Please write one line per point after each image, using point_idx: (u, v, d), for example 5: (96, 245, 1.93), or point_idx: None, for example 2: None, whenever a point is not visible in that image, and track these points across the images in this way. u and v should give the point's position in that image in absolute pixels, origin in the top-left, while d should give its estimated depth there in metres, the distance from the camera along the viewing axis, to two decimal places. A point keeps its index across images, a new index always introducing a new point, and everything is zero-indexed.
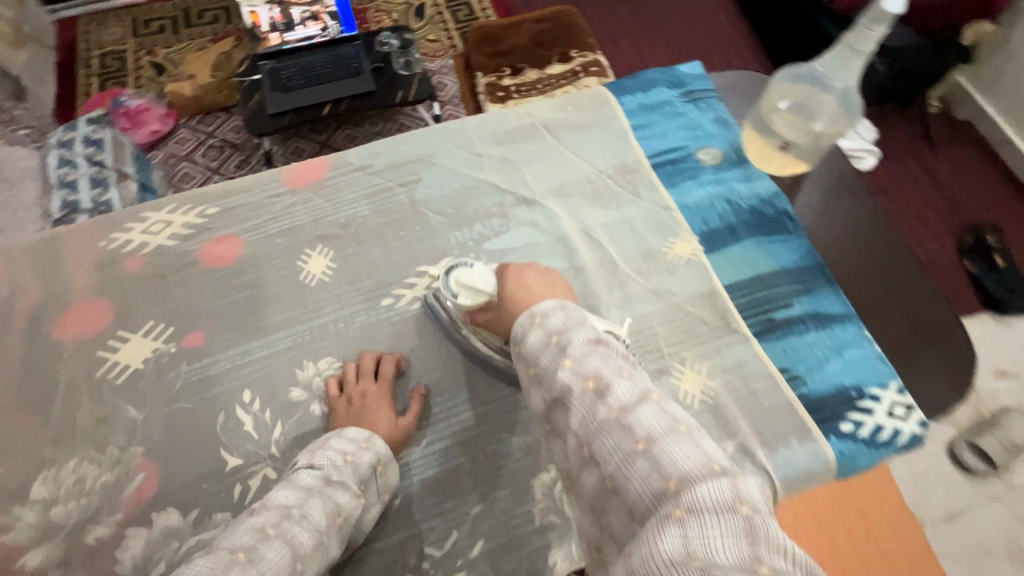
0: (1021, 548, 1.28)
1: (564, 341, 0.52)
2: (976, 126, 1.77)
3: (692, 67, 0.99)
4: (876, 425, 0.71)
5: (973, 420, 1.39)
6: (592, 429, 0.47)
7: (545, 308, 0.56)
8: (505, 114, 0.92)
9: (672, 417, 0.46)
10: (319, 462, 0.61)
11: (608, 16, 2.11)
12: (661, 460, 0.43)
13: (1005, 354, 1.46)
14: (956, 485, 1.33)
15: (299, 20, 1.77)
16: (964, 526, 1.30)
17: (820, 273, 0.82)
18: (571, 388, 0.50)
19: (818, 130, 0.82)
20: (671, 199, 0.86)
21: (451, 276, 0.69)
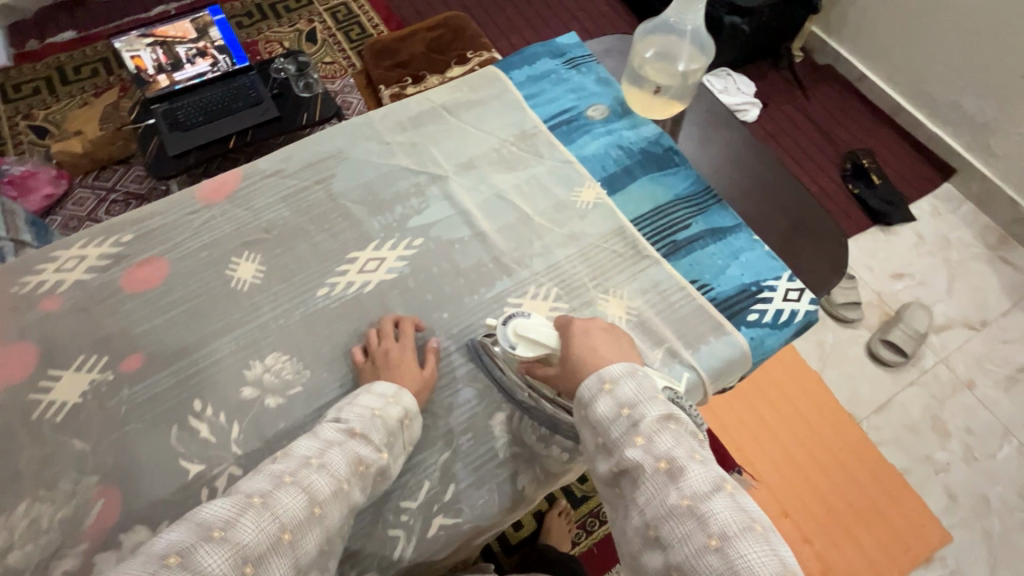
0: (941, 421, 1.45)
1: (635, 413, 0.56)
2: (835, 67, 2.00)
3: (569, 38, 1.08)
4: (777, 309, 0.82)
5: (882, 321, 1.57)
6: (662, 514, 0.51)
7: (614, 372, 0.60)
8: (405, 103, 0.97)
9: (747, 515, 0.50)
10: (346, 418, 0.64)
11: (496, 16, 2.21)
12: (734, 561, 0.46)
13: (895, 260, 1.67)
14: (876, 375, 1.50)
15: (186, 58, 1.69)
16: (893, 412, 1.46)
17: (709, 195, 0.92)
18: (640, 466, 0.54)
19: (682, 71, 0.94)
20: (571, 154, 0.95)
21: (509, 327, 0.70)
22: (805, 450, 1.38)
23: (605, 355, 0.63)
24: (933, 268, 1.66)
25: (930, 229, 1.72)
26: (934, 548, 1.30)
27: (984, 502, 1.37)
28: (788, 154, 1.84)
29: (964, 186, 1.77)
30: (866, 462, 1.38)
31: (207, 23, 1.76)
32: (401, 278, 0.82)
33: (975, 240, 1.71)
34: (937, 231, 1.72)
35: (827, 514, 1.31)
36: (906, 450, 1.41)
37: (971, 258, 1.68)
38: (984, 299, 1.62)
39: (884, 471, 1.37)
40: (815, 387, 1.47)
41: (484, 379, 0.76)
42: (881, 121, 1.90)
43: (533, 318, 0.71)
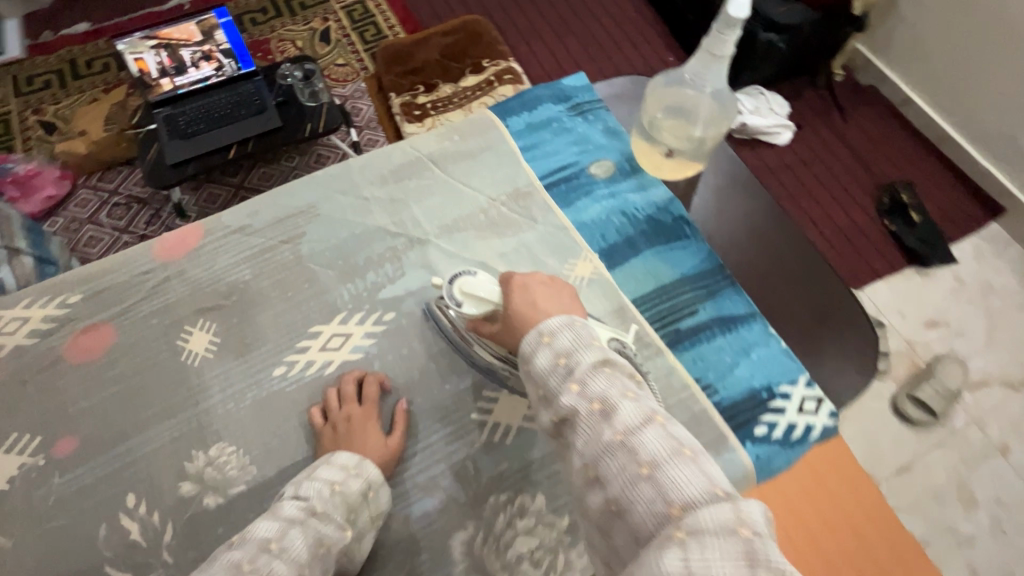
0: (969, 489, 1.33)
1: (571, 361, 0.50)
2: (879, 89, 1.84)
3: (576, 79, 0.97)
4: (789, 424, 0.71)
5: (911, 373, 1.44)
6: (597, 451, 0.46)
7: (553, 325, 0.53)
8: (389, 151, 0.88)
9: (677, 440, 0.45)
10: (304, 493, 0.59)
11: (518, 19, 2.08)
12: (665, 486, 0.42)
13: (930, 305, 1.53)
14: (901, 436, 1.38)
15: (191, 63, 1.52)
16: (916, 475, 1.34)
17: (721, 275, 0.81)
18: (575, 412, 0.48)
19: (700, 135, 0.82)
20: (568, 219, 0.85)
21: (454, 285, 0.65)
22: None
23: (543, 308, 0.57)
24: (972, 316, 1.52)
25: (972, 274, 1.57)
26: None
27: None
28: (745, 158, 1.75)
29: (1013, 228, 1.61)
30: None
31: (214, 26, 1.56)
32: (366, 359, 0.74)
33: (1022, 287, 1.56)
34: (981, 275, 1.57)
35: None
36: (926, 517, 1.31)
37: (1017, 309, 1.53)
38: None
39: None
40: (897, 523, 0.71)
41: (448, 487, 0.67)
42: (926, 152, 1.74)
43: (478, 274, 0.66)
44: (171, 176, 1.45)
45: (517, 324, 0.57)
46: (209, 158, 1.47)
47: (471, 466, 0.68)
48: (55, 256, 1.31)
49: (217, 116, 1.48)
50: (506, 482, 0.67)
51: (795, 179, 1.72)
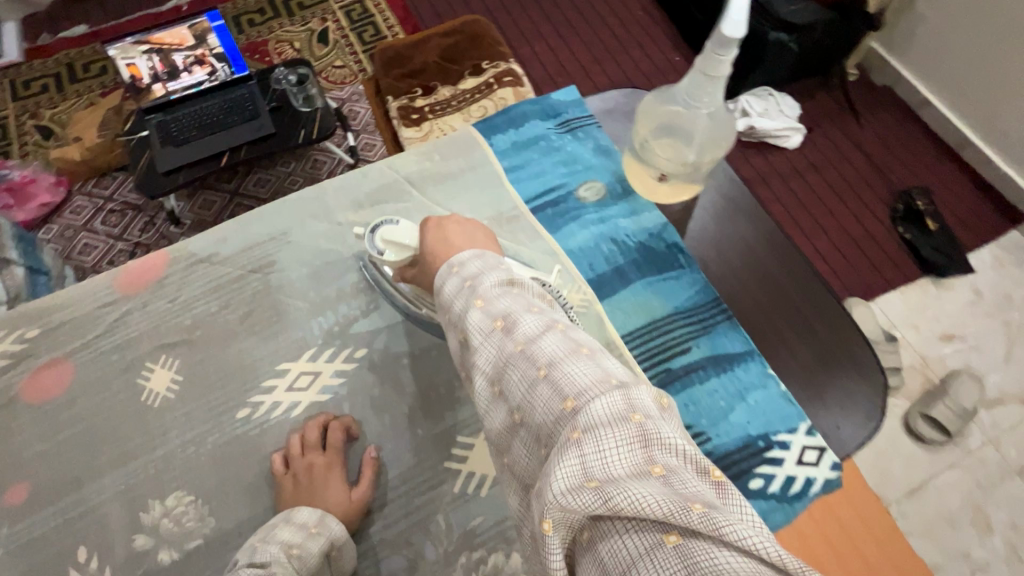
0: (984, 514, 1.28)
1: (476, 284, 0.50)
2: (894, 90, 1.76)
3: (566, 93, 0.92)
4: (787, 477, 0.66)
5: (924, 389, 1.38)
6: (499, 365, 0.45)
7: (462, 257, 0.55)
8: (365, 173, 0.84)
9: (575, 342, 0.44)
10: (261, 558, 0.54)
11: (520, 18, 2.01)
12: (561, 383, 0.41)
13: (946, 319, 1.46)
14: (915, 457, 1.32)
15: (183, 67, 1.46)
16: (929, 497, 1.29)
17: (717, 310, 0.76)
18: (477, 328, 0.48)
19: (694, 160, 0.78)
20: (555, 244, 0.79)
21: (376, 235, 0.68)
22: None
23: (457, 245, 0.59)
24: (989, 331, 1.46)
25: (991, 287, 1.50)
26: None
27: None
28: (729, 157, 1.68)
29: None
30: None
31: (206, 30, 1.50)
32: (334, 401, 0.70)
33: None
34: (998, 287, 1.50)
35: None
36: (938, 544, 1.25)
37: None
38: None
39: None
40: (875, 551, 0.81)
41: (417, 542, 0.63)
42: (943, 156, 1.66)
43: (401, 222, 0.67)
44: (163, 184, 1.37)
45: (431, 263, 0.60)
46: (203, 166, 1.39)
47: (442, 518, 0.64)
48: (47, 267, 1.24)
49: (210, 122, 1.40)
50: (480, 536, 0.63)
51: (806, 187, 1.65)
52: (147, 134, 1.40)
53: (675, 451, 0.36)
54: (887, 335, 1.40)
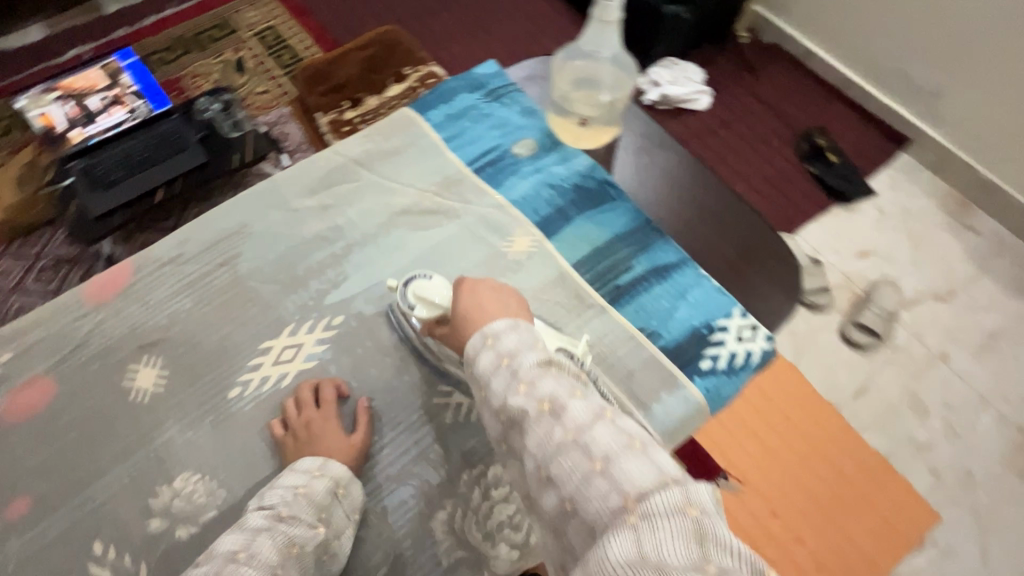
0: (920, 400, 1.48)
1: (515, 363, 0.53)
2: (781, 45, 1.96)
3: (487, 67, 1.01)
4: (731, 353, 0.76)
5: (852, 302, 1.59)
6: (548, 452, 0.47)
7: (497, 328, 0.57)
8: (313, 161, 0.89)
9: (626, 434, 0.47)
10: (270, 501, 0.60)
11: (436, 23, 2.09)
12: (616, 477, 0.44)
13: (862, 238, 1.67)
14: (852, 360, 1.52)
15: (100, 109, 1.43)
16: (873, 395, 1.49)
17: (650, 230, 0.86)
18: (525, 411, 0.50)
19: (608, 100, 0.89)
20: (501, 197, 0.87)
21: (409, 288, 0.72)
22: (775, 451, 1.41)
23: (489, 311, 0.61)
24: (896, 241, 1.67)
25: (891, 203, 1.72)
26: (925, 530, 1.35)
27: (968, 476, 1.40)
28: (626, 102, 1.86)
29: (919, 154, 1.77)
30: (871, 477, 1.39)
31: (117, 69, 1.51)
32: (321, 365, 0.75)
33: (936, 208, 1.71)
34: (898, 202, 1.72)
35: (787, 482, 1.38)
36: (887, 433, 1.45)
37: (934, 228, 1.69)
38: (950, 268, 1.64)
39: (876, 467, 1.41)
40: (778, 408, 1.46)
41: (422, 473, 0.68)
42: (833, 95, 1.87)
43: (433, 281, 0.72)
44: (97, 230, 1.27)
45: (461, 326, 0.62)
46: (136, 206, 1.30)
47: (441, 447, 0.70)
48: None
49: (138, 160, 1.33)
50: (479, 458, 0.69)
51: (720, 139, 1.81)
52: (72, 181, 1.30)
53: (729, 550, 0.40)
54: (812, 261, 1.60)
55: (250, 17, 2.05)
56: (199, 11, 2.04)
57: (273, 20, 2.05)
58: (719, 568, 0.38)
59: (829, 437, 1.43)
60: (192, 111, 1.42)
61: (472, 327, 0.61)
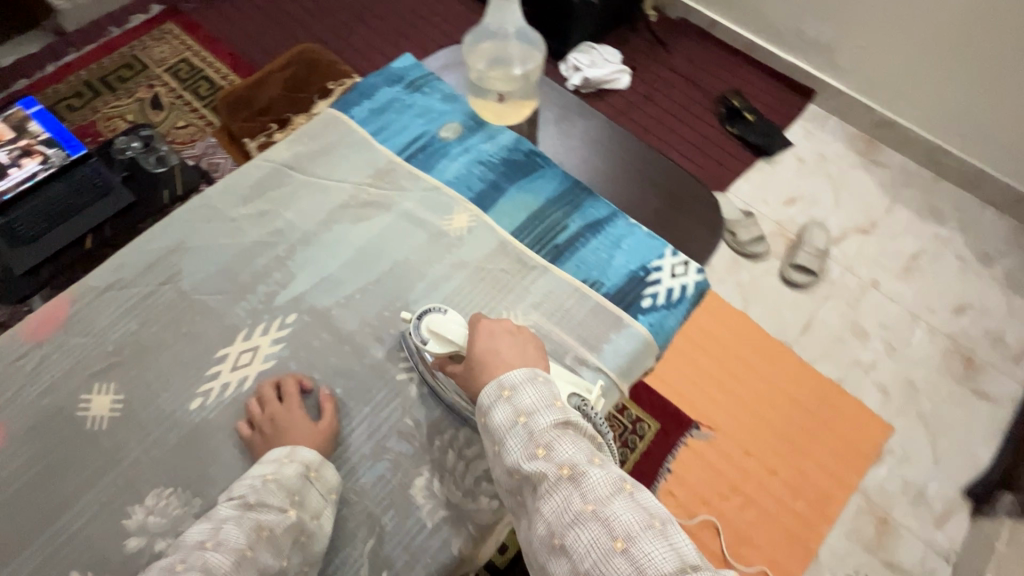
0: (860, 325, 1.60)
1: (533, 423, 0.58)
2: (688, 20, 2.12)
3: (403, 61, 1.04)
4: (668, 288, 0.82)
5: (787, 246, 1.71)
6: (568, 521, 0.52)
7: (514, 380, 0.61)
8: (243, 170, 0.89)
9: (647, 512, 0.52)
10: (240, 492, 0.63)
11: (356, 37, 2.10)
12: (637, 558, 0.48)
13: (789, 187, 1.80)
14: (795, 299, 1.64)
15: (9, 162, 1.29)
16: (817, 328, 1.60)
17: (579, 191, 0.91)
18: (543, 474, 0.55)
19: (521, 72, 0.97)
20: (435, 179, 0.90)
21: (423, 323, 0.72)
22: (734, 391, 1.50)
23: (510, 362, 0.65)
24: (818, 185, 1.81)
25: (808, 151, 1.87)
26: (881, 443, 1.45)
27: (912, 386, 1.53)
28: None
29: (825, 103, 1.93)
30: (829, 405, 1.50)
31: (24, 117, 1.35)
32: (281, 363, 0.76)
33: (848, 150, 1.86)
34: (814, 150, 1.87)
35: (751, 417, 1.47)
36: (836, 360, 1.56)
37: (849, 168, 1.83)
38: (868, 203, 1.78)
39: (830, 392, 1.51)
40: (731, 343, 1.57)
41: (396, 448, 0.70)
42: (741, 60, 2.03)
43: (449, 317, 0.72)
44: (23, 287, 1.21)
45: (477, 368, 0.66)
46: (63, 257, 1.25)
47: (411, 420, 0.72)
48: None
49: (60, 210, 1.26)
50: (447, 425, 0.72)
51: (645, 112, 1.93)
52: None
53: None
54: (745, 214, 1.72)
55: (160, 53, 2.00)
56: (104, 52, 1.98)
57: (185, 52, 2.01)
58: None
59: (791, 380, 1.52)
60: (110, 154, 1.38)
61: (489, 373, 0.65)
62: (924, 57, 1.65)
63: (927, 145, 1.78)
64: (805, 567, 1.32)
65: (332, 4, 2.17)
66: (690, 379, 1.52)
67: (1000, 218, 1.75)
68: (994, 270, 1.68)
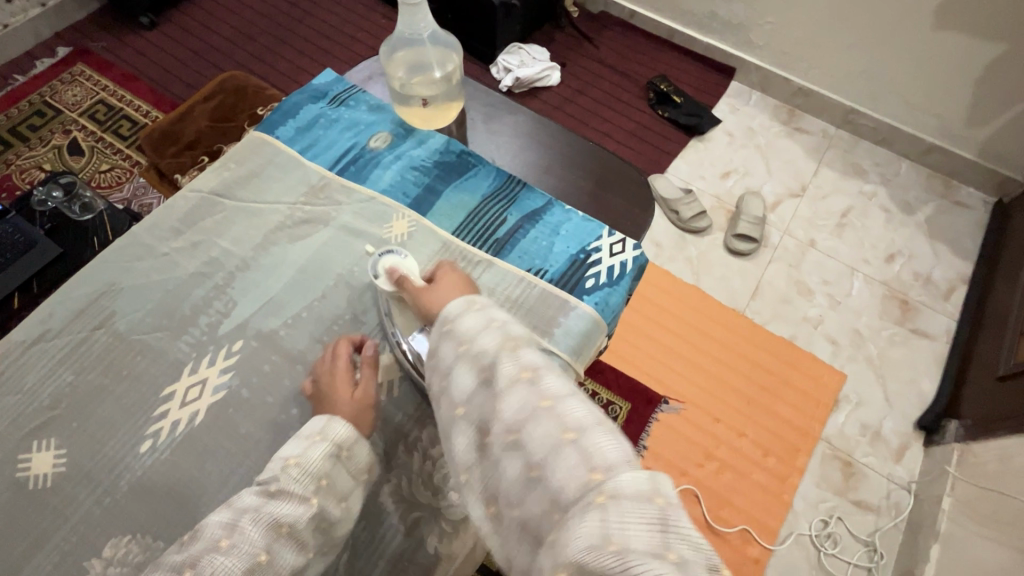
0: (804, 283, 1.69)
1: (503, 334, 0.60)
2: (609, 13, 2.20)
3: (324, 77, 1.04)
4: (608, 267, 0.85)
5: (728, 217, 1.79)
6: (524, 416, 0.53)
7: (484, 300, 0.65)
8: (170, 203, 0.87)
9: (602, 416, 0.52)
10: (265, 477, 0.61)
11: (284, 59, 2.06)
12: (586, 451, 0.49)
13: (722, 161, 1.89)
14: (741, 266, 1.71)
15: None
16: (765, 290, 1.68)
17: (512, 184, 0.94)
18: (506, 375, 0.56)
19: (442, 75, 0.98)
20: (370, 190, 0.90)
21: (381, 260, 0.79)
22: (694, 361, 1.56)
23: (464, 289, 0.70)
24: (748, 156, 1.90)
25: (736, 125, 1.96)
26: (837, 391, 1.54)
27: (857, 333, 1.62)
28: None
29: (744, 79, 2.03)
30: (783, 361, 1.57)
31: None
32: (232, 392, 0.74)
33: (772, 121, 1.97)
34: (741, 124, 1.96)
35: (714, 384, 1.53)
36: (787, 319, 1.64)
37: (775, 138, 1.94)
38: (797, 168, 1.88)
39: (783, 349, 1.59)
40: (686, 314, 1.63)
41: None
42: (662, 47, 2.12)
43: (406, 261, 0.79)
44: None
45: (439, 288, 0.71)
46: None
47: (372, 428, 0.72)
48: None
49: None
50: (410, 428, 0.72)
51: (578, 105, 1.98)
52: None
53: (693, 542, 0.43)
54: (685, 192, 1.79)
55: (72, 96, 1.91)
56: (10, 102, 1.88)
57: (100, 93, 1.93)
58: (680, 558, 0.41)
59: (748, 344, 1.59)
60: (31, 209, 1.32)
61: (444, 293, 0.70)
62: (825, 27, 1.75)
63: (842, 108, 1.89)
64: (782, 518, 1.38)
65: (254, 30, 2.13)
66: (650, 356, 1.57)
67: (915, 169, 1.88)
68: (917, 218, 1.80)
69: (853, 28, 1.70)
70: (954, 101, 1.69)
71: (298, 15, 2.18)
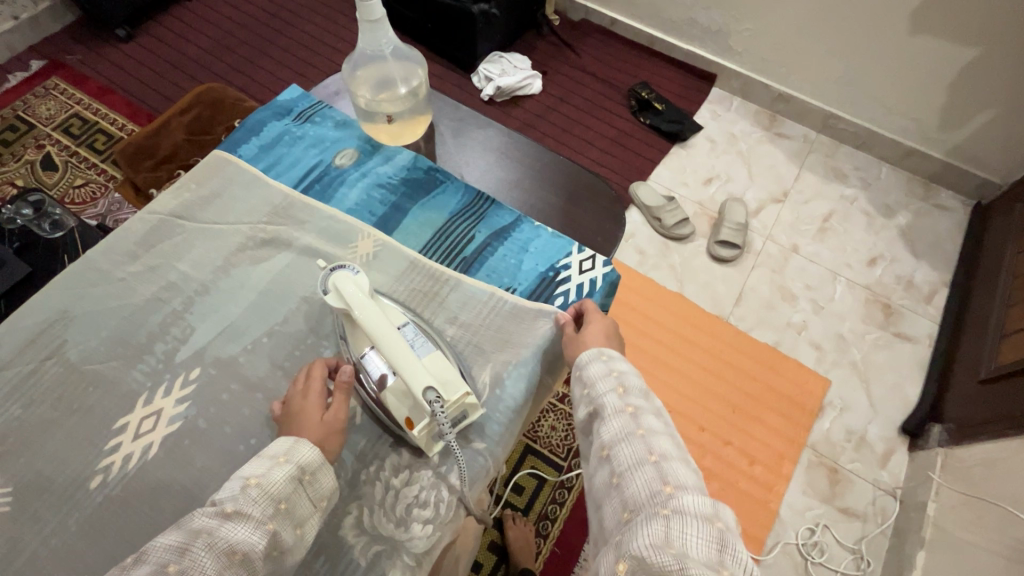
0: (788, 289, 1.69)
1: (621, 378, 0.66)
2: (590, 20, 2.20)
3: (290, 93, 1.02)
4: (578, 285, 0.84)
5: (711, 224, 1.78)
6: (618, 439, 0.60)
7: (616, 355, 0.69)
8: (127, 227, 0.85)
9: (684, 455, 0.59)
10: (220, 498, 0.56)
11: (266, 67, 2.05)
12: (666, 473, 0.55)
13: (704, 167, 1.88)
14: (725, 272, 1.71)
15: None
16: (749, 296, 1.67)
17: (481, 201, 0.93)
18: (612, 404, 0.63)
19: (409, 90, 0.97)
20: (334, 210, 0.88)
21: (330, 276, 0.72)
22: (678, 371, 1.55)
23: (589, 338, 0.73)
24: (730, 162, 1.90)
25: (717, 131, 1.96)
26: (822, 398, 1.53)
27: (841, 338, 1.62)
28: (457, 97, 1.98)
29: (724, 85, 2.04)
30: (767, 368, 1.56)
31: None
32: (188, 423, 0.71)
33: (753, 126, 1.97)
34: (723, 130, 1.96)
35: (698, 393, 1.52)
36: (771, 325, 1.63)
37: (756, 143, 1.94)
38: (779, 172, 1.88)
39: (767, 356, 1.58)
40: (669, 322, 1.62)
41: None
42: (643, 55, 2.12)
43: (356, 275, 0.72)
44: None
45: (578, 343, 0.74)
46: None
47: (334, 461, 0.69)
48: None
49: None
50: (373, 456, 0.69)
51: (559, 113, 1.97)
52: None
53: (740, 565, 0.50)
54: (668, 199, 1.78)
55: (46, 110, 1.88)
56: None
57: (75, 106, 1.90)
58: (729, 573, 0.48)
59: (732, 350, 1.59)
60: None
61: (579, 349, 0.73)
62: (803, 32, 1.75)
63: (822, 113, 1.90)
64: (768, 527, 1.36)
65: (233, 39, 2.11)
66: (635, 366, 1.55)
67: (895, 172, 1.89)
68: (897, 221, 1.80)
69: (830, 34, 1.70)
70: (932, 105, 1.69)
71: (278, 25, 2.16)
